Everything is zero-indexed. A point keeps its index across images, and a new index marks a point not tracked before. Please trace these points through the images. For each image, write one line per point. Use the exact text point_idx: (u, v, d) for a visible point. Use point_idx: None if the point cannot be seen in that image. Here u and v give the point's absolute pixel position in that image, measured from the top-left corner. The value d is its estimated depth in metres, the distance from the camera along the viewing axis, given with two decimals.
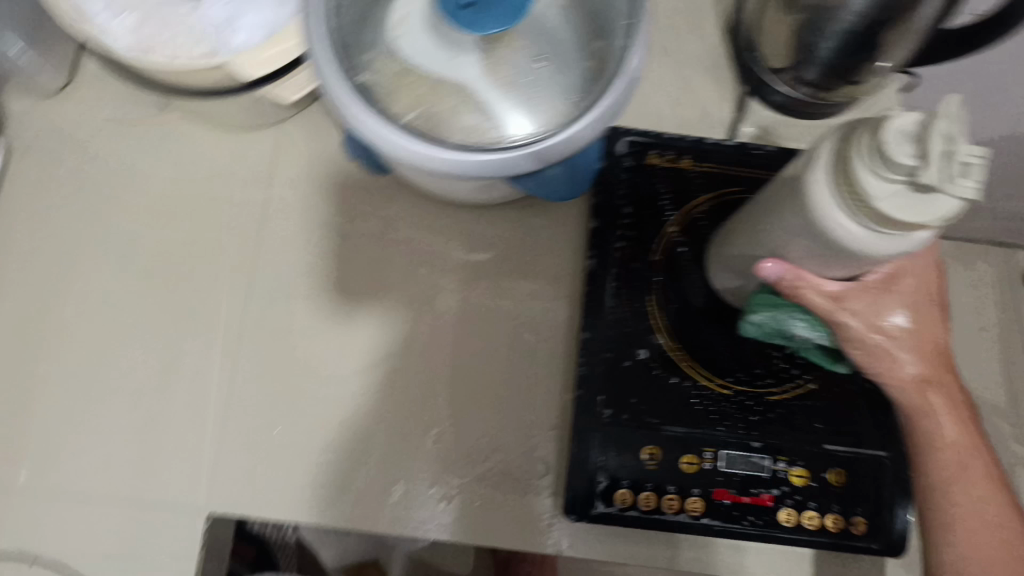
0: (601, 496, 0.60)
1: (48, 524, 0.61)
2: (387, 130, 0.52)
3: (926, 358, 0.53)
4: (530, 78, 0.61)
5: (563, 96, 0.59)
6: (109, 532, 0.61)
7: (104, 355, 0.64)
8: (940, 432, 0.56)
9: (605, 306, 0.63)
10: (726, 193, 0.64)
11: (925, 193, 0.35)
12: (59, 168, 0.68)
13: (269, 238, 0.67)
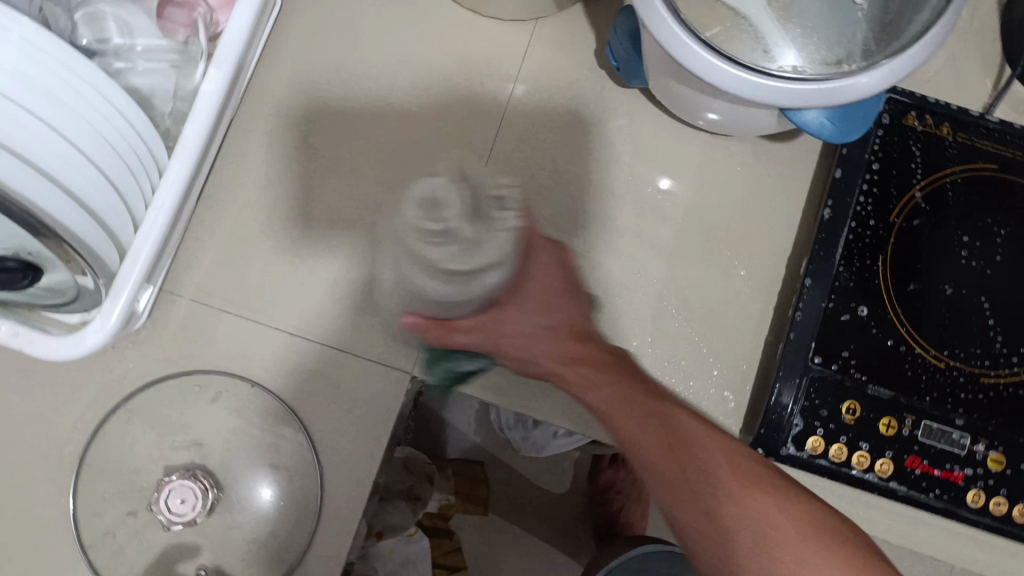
0: (794, 439, 0.61)
1: (264, 356, 0.63)
2: (688, 41, 0.50)
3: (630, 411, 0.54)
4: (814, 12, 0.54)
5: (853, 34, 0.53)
6: (320, 375, 0.63)
7: (340, 209, 0.66)
8: (675, 468, 0.51)
9: (836, 256, 0.62)
10: (980, 168, 0.63)
11: None
12: (320, 22, 0.69)
13: (510, 131, 0.68)
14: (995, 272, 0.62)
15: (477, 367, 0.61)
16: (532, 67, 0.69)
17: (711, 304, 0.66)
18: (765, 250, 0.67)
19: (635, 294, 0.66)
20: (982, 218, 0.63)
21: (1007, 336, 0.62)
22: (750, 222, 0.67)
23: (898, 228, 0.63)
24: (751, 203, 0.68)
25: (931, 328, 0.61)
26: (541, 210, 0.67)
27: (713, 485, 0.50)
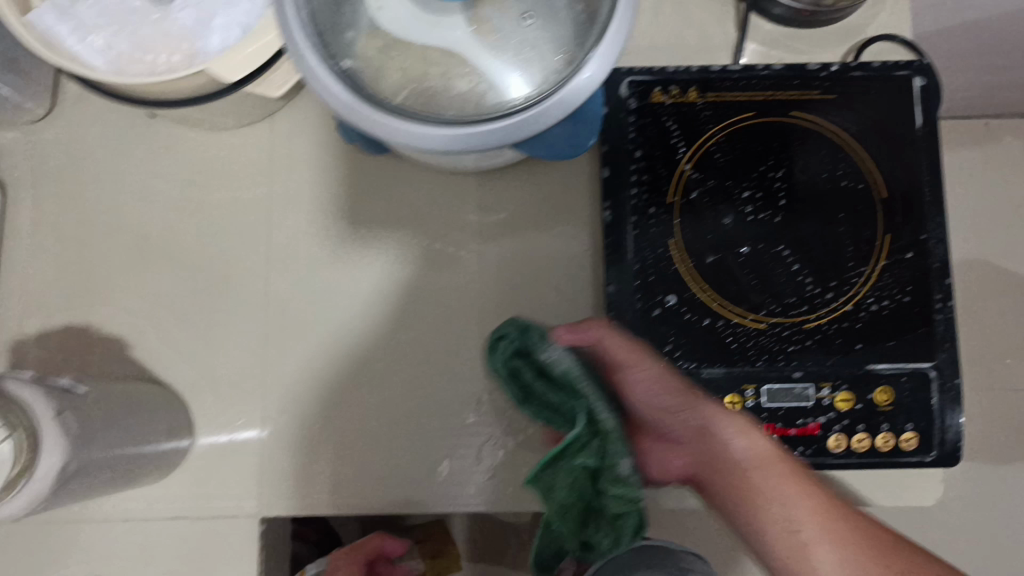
0: (646, 447, 0.60)
1: (114, 542, 0.64)
2: (384, 116, 0.50)
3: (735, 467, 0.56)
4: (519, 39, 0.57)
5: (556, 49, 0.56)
6: (173, 546, 0.63)
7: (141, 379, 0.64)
8: (824, 535, 0.52)
9: (628, 255, 0.61)
10: (739, 120, 0.62)
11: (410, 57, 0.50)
12: (60, 197, 0.66)
13: (282, 235, 0.66)
14: (783, 217, 0.62)
15: None
16: (283, 161, 0.66)
17: None
18: (571, 266, 0.65)
19: (457, 355, 0.65)
20: (755, 169, 0.62)
21: (817, 275, 0.61)
22: (548, 240, 0.65)
23: (680, 208, 0.62)
24: (544, 221, 0.66)
25: (740, 294, 0.61)
26: (341, 304, 0.65)
27: (841, 540, 0.52)
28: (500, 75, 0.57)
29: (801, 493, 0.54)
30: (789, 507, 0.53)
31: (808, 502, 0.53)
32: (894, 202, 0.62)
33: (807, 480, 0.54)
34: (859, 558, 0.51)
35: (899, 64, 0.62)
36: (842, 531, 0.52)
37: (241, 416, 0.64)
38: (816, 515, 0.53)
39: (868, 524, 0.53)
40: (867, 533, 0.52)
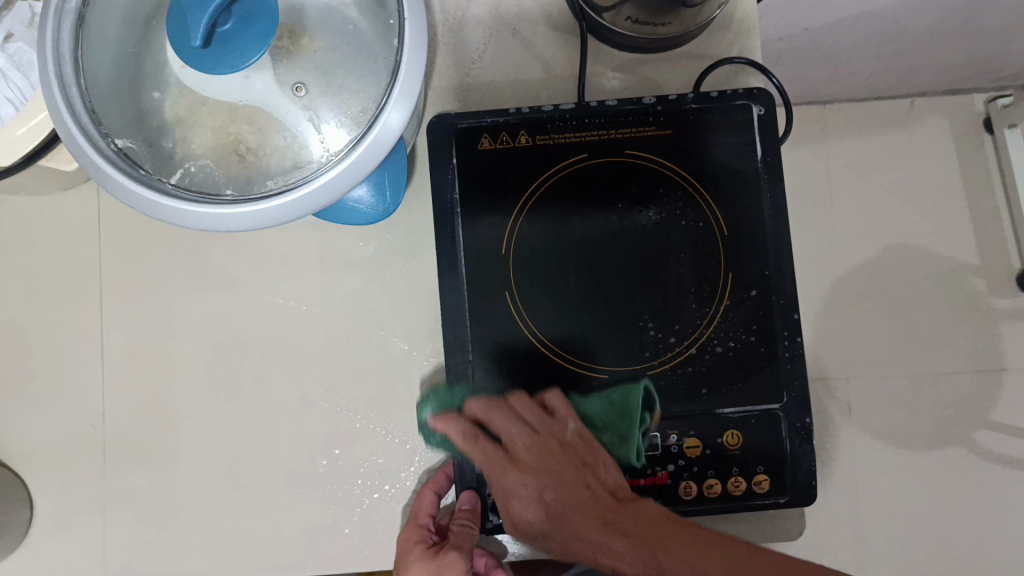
0: (493, 508, 0.60)
1: None
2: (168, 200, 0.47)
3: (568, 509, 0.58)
4: (329, 86, 0.52)
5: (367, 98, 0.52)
6: None
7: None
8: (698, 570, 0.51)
9: (465, 310, 0.61)
10: (574, 163, 0.61)
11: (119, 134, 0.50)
12: None
13: (117, 302, 0.64)
14: (622, 261, 0.61)
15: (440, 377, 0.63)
16: (115, 222, 0.64)
17: (381, 392, 0.64)
18: (417, 315, 0.64)
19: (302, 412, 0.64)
20: (594, 215, 0.61)
21: (657, 319, 0.60)
22: (391, 292, 0.64)
23: (513, 261, 0.61)
24: (385, 272, 0.65)
25: (581, 342, 0.61)
26: (181, 365, 0.64)
27: (735, 566, 0.51)
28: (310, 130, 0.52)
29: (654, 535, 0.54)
30: (672, 554, 0.52)
31: (676, 555, 0.52)
32: (736, 237, 0.61)
33: (684, 541, 0.53)
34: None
35: (739, 92, 0.61)
36: (682, 550, 0.52)
37: (84, 487, 0.63)
38: (692, 548, 0.52)
39: (687, 532, 0.54)
40: (716, 556, 0.52)
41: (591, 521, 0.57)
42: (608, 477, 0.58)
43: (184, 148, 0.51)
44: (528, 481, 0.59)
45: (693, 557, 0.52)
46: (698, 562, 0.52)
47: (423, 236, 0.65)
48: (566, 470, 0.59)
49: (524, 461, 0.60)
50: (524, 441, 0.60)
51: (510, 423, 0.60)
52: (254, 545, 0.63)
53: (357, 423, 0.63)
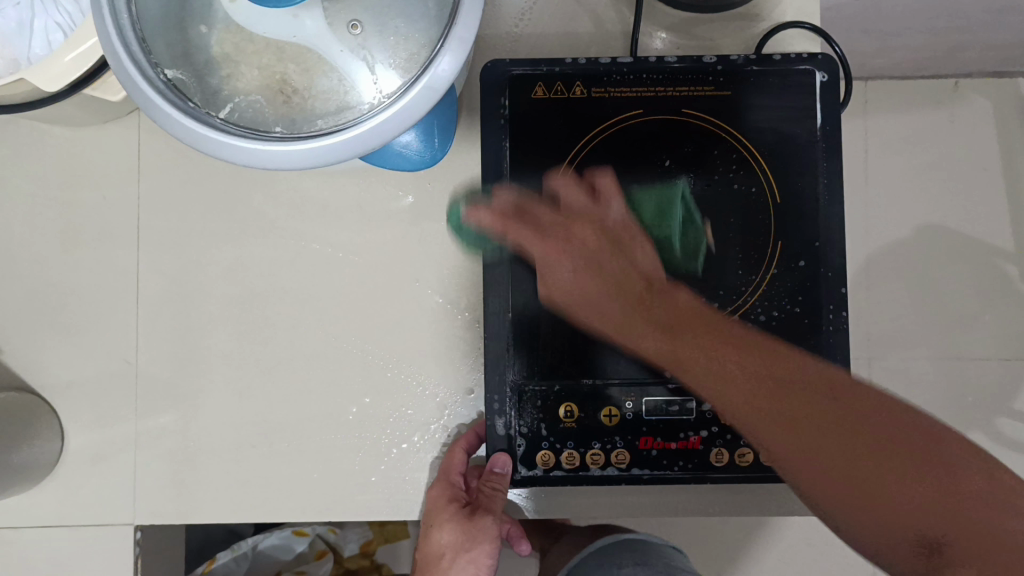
0: (522, 461, 0.59)
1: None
2: (219, 134, 0.47)
3: (603, 290, 0.55)
4: (376, 23, 0.50)
5: (419, 35, 0.50)
6: (50, 553, 0.63)
7: (12, 390, 0.63)
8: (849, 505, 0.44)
9: (507, 264, 0.60)
10: (627, 118, 0.61)
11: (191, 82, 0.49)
12: None
13: (153, 240, 0.63)
14: (670, 223, 0.60)
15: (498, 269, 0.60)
16: (153, 160, 0.64)
17: (415, 343, 0.64)
18: (454, 268, 0.64)
19: (335, 359, 0.63)
20: (642, 173, 0.61)
21: (704, 285, 0.60)
22: (429, 244, 0.64)
23: None
24: (424, 224, 0.64)
25: None
26: (215, 307, 0.64)
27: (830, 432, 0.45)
28: (354, 70, 0.50)
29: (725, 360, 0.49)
30: (814, 427, 0.45)
31: (761, 415, 0.47)
32: (787, 205, 0.60)
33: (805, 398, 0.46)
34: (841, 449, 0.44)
35: (801, 56, 0.60)
36: (829, 442, 0.45)
37: (115, 423, 0.63)
38: (822, 429, 0.45)
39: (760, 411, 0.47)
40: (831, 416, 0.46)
41: (653, 342, 0.52)
42: (634, 274, 0.55)
43: (232, 82, 0.50)
44: (602, 313, 0.55)
45: (812, 423, 0.45)
46: (810, 433, 0.45)
47: (463, 188, 0.64)
48: (598, 248, 0.56)
49: (590, 297, 0.55)
50: (582, 248, 0.56)
51: (563, 261, 0.56)
52: (282, 489, 0.63)
53: (390, 372, 0.63)
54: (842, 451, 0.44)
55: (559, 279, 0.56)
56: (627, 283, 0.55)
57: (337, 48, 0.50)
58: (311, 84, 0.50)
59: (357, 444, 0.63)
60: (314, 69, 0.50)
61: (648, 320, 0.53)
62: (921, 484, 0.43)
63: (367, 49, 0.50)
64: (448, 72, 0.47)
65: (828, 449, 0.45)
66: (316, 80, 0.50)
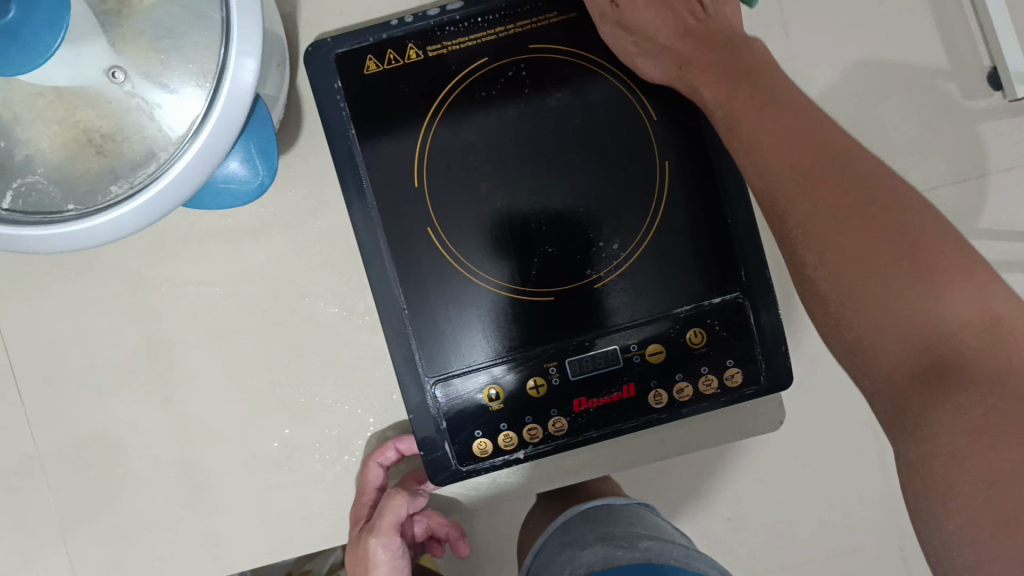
0: (460, 454, 0.58)
1: None
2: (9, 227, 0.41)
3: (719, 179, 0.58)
4: (168, 52, 0.46)
5: (208, 52, 0.45)
6: None
7: None
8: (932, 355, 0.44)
9: (393, 253, 0.57)
10: (475, 69, 0.57)
11: None
12: None
13: (14, 325, 0.59)
14: (545, 174, 0.58)
15: (382, 266, 0.57)
16: None
17: (320, 361, 0.60)
18: (340, 272, 0.59)
19: (242, 397, 0.60)
20: (510, 128, 0.58)
21: (599, 228, 0.58)
22: (306, 253, 0.59)
23: (429, 188, 0.58)
24: (295, 235, 0.59)
25: (520, 268, 0.58)
26: (105, 377, 0.59)
27: (959, 296, 0.43)
28: (155, 112, 0.45)
29: (810, 196, 0.47)
30: (896, 223, 0.45)
31: (818, 207, 0.46)
32: (663, 120, 0.58)
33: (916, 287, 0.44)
34: (850, 233, 0.46)
35: None
36: (845, 227, 0.46)
37: (38, 521, 0.60)
38: (862, 229, 0.45)
39: (882, 240, 0.45)
40: (881, 253, 0.45)
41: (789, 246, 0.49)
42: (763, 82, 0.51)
43: (21, 152, 0.45)
44: (804, 203, 0.47)
45: (892, 265, 0.45)
46: (845, 234, 0.46)
47: (326, 185, 0.59)
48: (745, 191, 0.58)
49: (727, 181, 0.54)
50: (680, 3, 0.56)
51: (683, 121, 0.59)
52: (229, 541, 0.60)
53: (302, 396, 0.60)
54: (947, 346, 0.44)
55: (689, 128, 0.55)
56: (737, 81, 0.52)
57: (142, 92, 0.45)
58: (118, 141, 0.45)
59: (289, 477, 0.60)
60: (121, 126, 0.45)
61: (776, 216, 0.53)
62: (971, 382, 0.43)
63: (166, 85, 0.45)
64: (244, 93, 0.42)
65: (859, 237, 0.45)
66: (124, 135, 0.45)
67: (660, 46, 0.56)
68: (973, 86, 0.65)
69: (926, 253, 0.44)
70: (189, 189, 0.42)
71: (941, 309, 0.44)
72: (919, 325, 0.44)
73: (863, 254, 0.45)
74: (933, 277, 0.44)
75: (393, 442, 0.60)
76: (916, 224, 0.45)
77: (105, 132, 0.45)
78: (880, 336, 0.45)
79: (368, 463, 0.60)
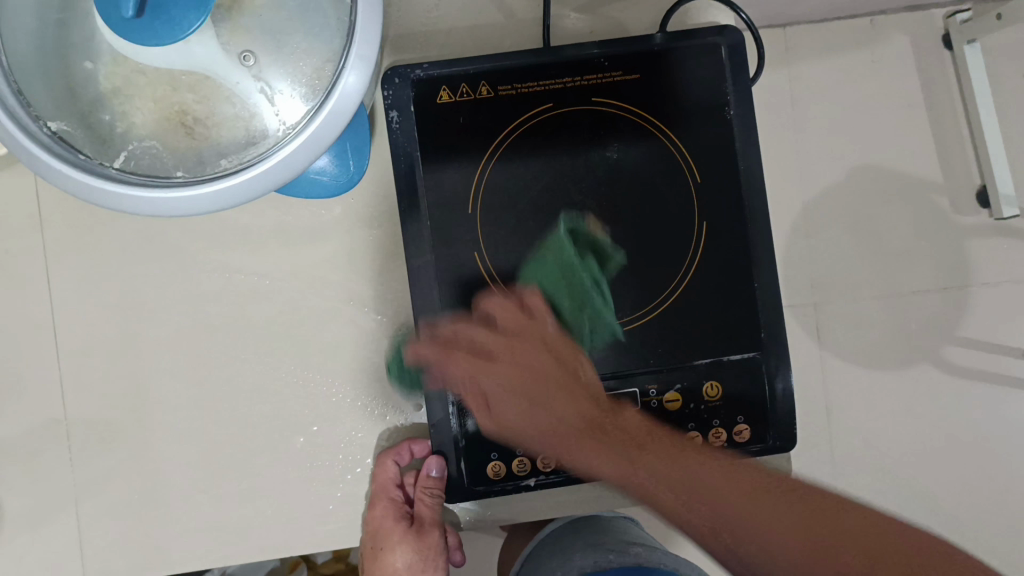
0: (472, 475, 0.58)
1: None
2: (116, 186, 0.44)
3: (554, 436, 0.57)
4: (279, 47, 0.48)
5: (321, 58, 0.48)
6: None
7: None
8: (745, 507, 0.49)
9: (433, 274, 0.58)
10: (540, 112, 0.59)
11: (81, 130, 0.46)
12: None
13: (64, 290, 0.60)
14: (592, 213, 0.59)
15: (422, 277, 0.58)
16: (54, 207, 0.60)
17: (354, 365, 0.61)
18: (387, 283, 0.61)
19: (274, 391, 0.61)
20: (564, 162, 0.59)
21: (640, 273, 0.59)
22: (356, 260, 0.61)
23: (480, 218, 0.58)
24: (349, 242, 0.61)
25: (557, 301, 0.59)
26: (145, 354, 0.61)
27: (771, 522, 0.48)
28: (261, 102, 0.48)
29: (600, 456, 0.55)
30: (773, 505, 0.49)
31: (628, 461, 0.53)
32: (709, 188, 0.60)
33: (695, 453, 0.52)
34: (687, 490, 0.51)
35: (710, 30, 0.59)
36: (697, 475, 0.51)
37: (53, 488, 0.60)
38: (800, 515, 0.48)
39: (717, 460, 0.52)
40: (748, 495, 0.49)
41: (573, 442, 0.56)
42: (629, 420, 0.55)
43: (131, 118, 0.47)
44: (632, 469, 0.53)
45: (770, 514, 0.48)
46: (682, 486, 0.51)
47: (385, 198, 0.61)
48: (557, 374, 0.57)
49: (554, 431, 0.57)
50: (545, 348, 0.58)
51: (525, 408, 0.58)
52: (237, 530, 0.61)
53: (332, 397, 0.61)
54: (772, 517, 0.48)
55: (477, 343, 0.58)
56: (584, 410, 0.56)
57: (250, 81, 0.48)
58: (220, 122, 0.48)
59: (307, 474, 0.61)
60: (224, 108, 0.48)
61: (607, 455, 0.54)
62: (772, 522, 0.48)
63: (275, 79, 0.48)
64: (355, 93, 0.45)
65: (782, 530, 0.47)
66: (225, 116, 0.48)
67: (495, 406, 0.57)
68: (969, 201, 0.72)
69: (800, 495, 0.49)
70: (287, 175, 0.45)
71: (765, 545, 0.47)
72: (711, 499, 0.50)
73: (715, 496, 0.50)
74: (819, 501, 0.49)
75: (408, 443, 0.61)
76: (764, 475, 0.51)
77: (207, 111, 0.48)
78: (765, 515, 0.48)
79: (382, 461, 0.61)
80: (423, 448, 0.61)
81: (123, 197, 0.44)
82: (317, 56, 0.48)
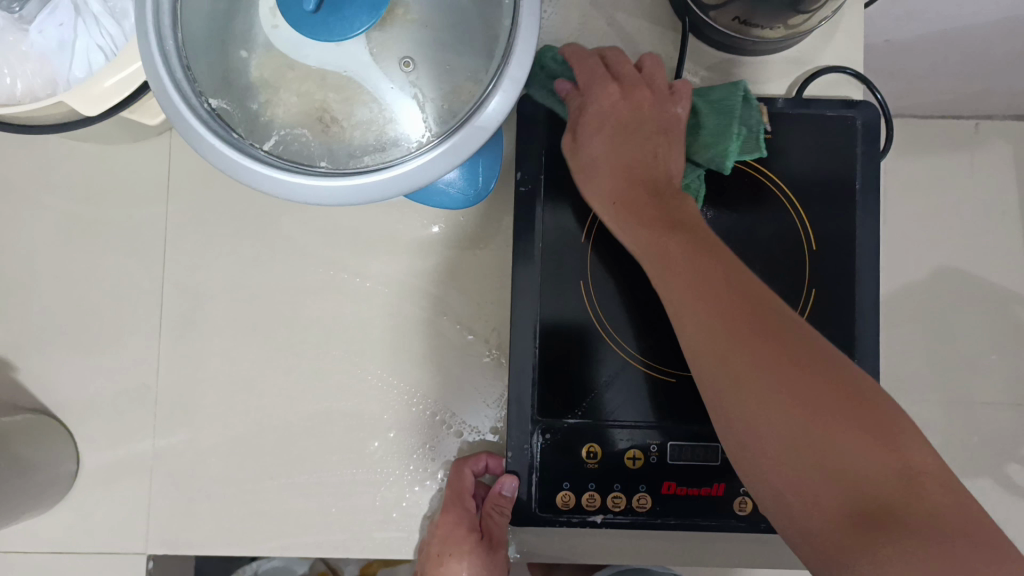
0: (541, 501, 0.57)
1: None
2: (262, 168, 0.45)
3: (706, 298, 0.47)
4: (427, 57, 0.50)
5: (467, 73, 0.49)
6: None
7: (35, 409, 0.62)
8: (784, 393, 0.42)
9: (535, 297, 0.58)
10: None
11: (234, 108, 0.48)
12: None
13: (176, 262, 0.62)
14: None
15: (525, 297, 0.58)
16: (183, 181, 0.62)
17: (440, 378, 0.62)
18: (483, 303, 0.62)
19: (358, 390, 0.62)
20: None
21: None
22: (457, 275, 0.62)
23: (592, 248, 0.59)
24: (453, 256, 0.62)
25: (654, 342, 0.58)
26: (239, 334, 0.62)
27: (761, 395, 0.43)
28: (403, 105, 0.49)
29: (701, 308, 0.47)
30: (847, 436, 0.41)
31: (741, 338, 0.44)
32: (821, 255, 0.59)
33: (763, 329, 0.44)
34: (761, 353, 0.44)
35: (840, 103, 0.60)
36: (775, 363, 0.43)
37: (133, 451, 0.62)
38: (798, 404, 0.42)
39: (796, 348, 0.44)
40: (790, 360, 0.43)
41: (711, 345, 0.45)
42: (689, 214, 0.53)
43: (277, 106, 0.49)
44: (720, 361, 0.44)
45: (886, 478, 0.40)
46: (729, 336, 0.45)
47: (496, 220, 0.62)
48: (708, 268, 0.48)
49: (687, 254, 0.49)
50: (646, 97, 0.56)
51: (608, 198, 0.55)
52: (300, 522, 0.61)
53: (412, 404, 0.62)
54: (810, 398, 0.42)
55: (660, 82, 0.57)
56: (710, 284, 0.47)
57: (394, 85, 0.49)
58: (364, 120, 0.49)
59: (377, 477, 0.61)
60: (369, 106, 0.49)
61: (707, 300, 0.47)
62: (804, 411, 0.42)
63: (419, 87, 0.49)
64: (499, 110, 0.46)
65: (850, 454, 0.40)
66: (370, 112, 0.49)
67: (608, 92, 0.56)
68: None
69: (878, 525, 0.38)
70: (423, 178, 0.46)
71: (849, 459, 0.40)
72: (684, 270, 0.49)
73: (778, 364, 0.43)
74: (854, 400, 0.42)
75: (486, 455, 0.61)
76: (820, 367, 0.43)
77: (351, 108, 0.49)
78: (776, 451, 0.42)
79: (460, 469, 0.60)
80: (496, 462, 0.61)
81: (269, 177, 0.45)
82: (465, 70, 0.49)
